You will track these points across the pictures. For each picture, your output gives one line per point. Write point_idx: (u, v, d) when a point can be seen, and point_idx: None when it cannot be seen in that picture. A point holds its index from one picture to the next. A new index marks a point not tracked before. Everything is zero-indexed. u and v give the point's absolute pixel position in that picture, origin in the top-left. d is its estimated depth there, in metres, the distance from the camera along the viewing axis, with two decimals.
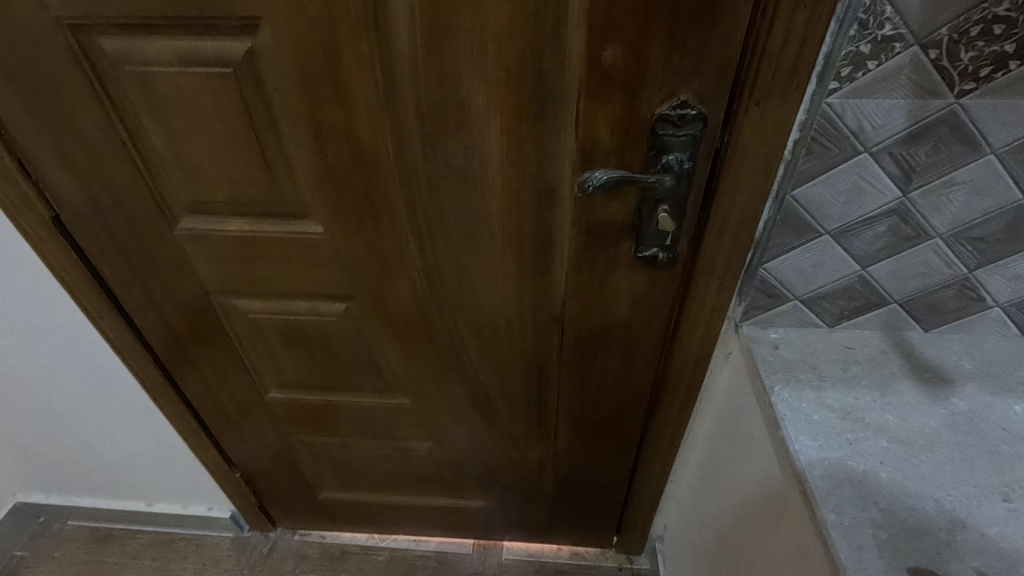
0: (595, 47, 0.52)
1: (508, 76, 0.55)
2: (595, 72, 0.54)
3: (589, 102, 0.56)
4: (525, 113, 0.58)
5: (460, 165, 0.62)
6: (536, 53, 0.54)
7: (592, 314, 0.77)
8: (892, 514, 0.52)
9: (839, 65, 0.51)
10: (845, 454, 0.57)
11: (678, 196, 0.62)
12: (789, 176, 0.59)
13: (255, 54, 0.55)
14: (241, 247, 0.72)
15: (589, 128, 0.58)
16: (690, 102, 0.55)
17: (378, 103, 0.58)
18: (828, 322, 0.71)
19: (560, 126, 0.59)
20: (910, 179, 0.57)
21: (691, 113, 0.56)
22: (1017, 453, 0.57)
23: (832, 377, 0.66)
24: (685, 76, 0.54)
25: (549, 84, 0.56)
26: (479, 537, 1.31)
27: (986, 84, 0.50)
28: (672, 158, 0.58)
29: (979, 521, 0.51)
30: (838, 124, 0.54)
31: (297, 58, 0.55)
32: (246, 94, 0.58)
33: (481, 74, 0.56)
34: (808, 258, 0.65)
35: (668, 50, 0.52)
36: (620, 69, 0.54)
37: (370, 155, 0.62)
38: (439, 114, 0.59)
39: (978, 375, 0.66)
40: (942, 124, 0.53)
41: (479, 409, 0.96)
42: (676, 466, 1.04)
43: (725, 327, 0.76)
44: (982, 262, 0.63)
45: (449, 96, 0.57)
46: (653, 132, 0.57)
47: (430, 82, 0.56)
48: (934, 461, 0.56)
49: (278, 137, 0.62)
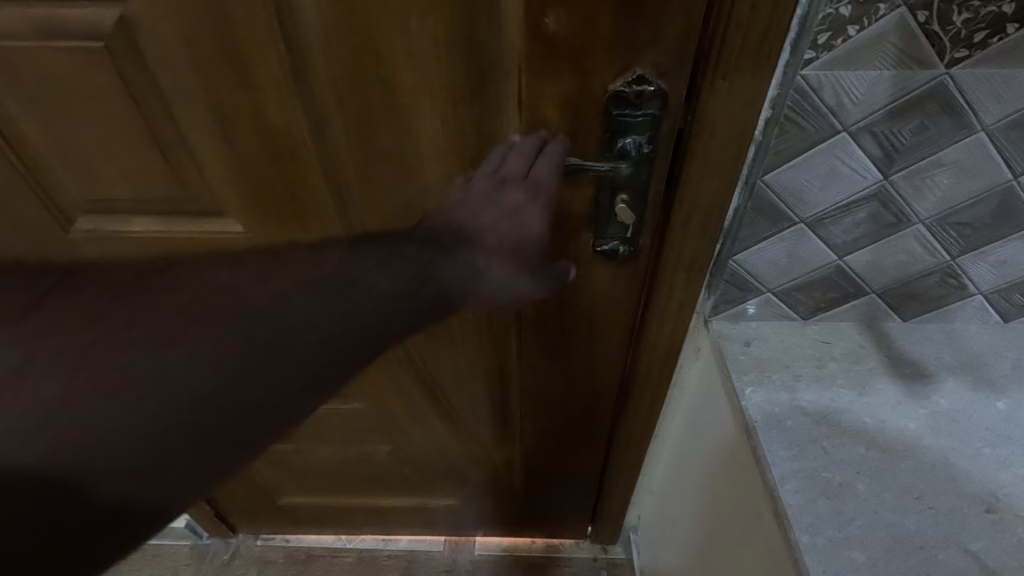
0: (535, 13, 0.44)
1: (437, 48, 0.47)
2: (537, 42, 0.46)
3: (531, 77, 0.48)
4: (461, 92, 0.50)
5: (391, 153, 0.54)
6: (467, 20, 0.45)
7: (551, 312, 0.70)
8: (870, 532, 0.48)
9: (815, 31, 0.44)
10: (820, 465, 0.53)
11: (639, 186, 0.54)
12: (760, 159, 0.52)
13: (130, 26, 0.46)
14: (151, 249, 0.64)
15: (534, 109, 0.50)
16: (649, 77, 0.47)
17: (287, 83, 0.49)
18: (803, 315, 0.66)
19: (501, 107, 0.51)
20: (892, 161, 0.51)
21: (649, 91, 0.47)
22: (1000, 456, 0.53)
23: (807, 377, 0.61)
24: (640, 46, 0.46)
25: (486, 57, 0.47)
26: (450, 534, 1.27)
27: (981, 51, 0.44)
28: (629, 143, 0.50)
29: (962, 536, 0.47)
30: (814, 100, 0.48)
31: (183, 30, 0.46)
32: (128, 74, 0.49)
33: (405, 46, 0.47)
34: (782, 249, 0.59)
35: (620, 16, 0.44)
36: (568, 39, 0.45)
37: (285, 143, 0.53)
38: (361, 94, 0.50)
39: (959, 368, 0.61)
40: (929, 98, 0.47)
41: (437, 411, 0.90)
42: (648, 460, 1.00)
43: (694, 323, 0.71)
44: (967, 249, 0.58)
45: (369, 72, 0.48)
46: (607, 111, 0.49)
47: (346, 56, 0.48)
48: (914, 469, 0.52)
49: (175, 126, 0.53)
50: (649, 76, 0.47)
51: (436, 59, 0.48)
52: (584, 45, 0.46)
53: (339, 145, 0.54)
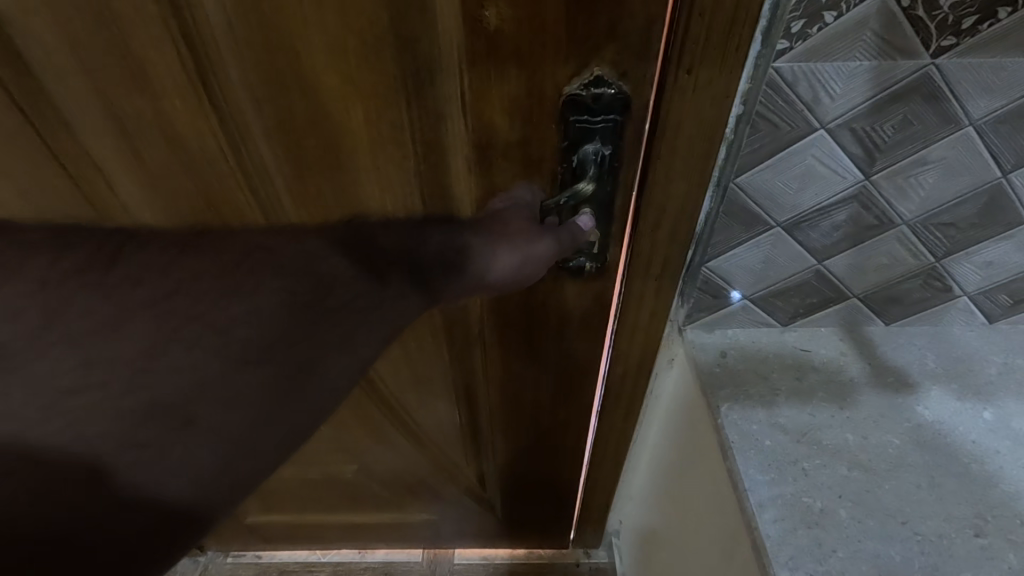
0: (473, 4, 0.38)
1: (361, 45, 0.41)
2: (477, 37, 0.40)
3: (474, 77, 0.42)
4: (396, 95, 0.44)
5: (320, 162, 0.48)
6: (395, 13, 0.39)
7: (515, 328, 0.65)
8: (852, 565, 0.44)
9: (788, 18, 0.39)
10: (800, 489, 0.49)
11: (603, 198, 0.49)
12: (732, 161, 0.48)
13: (2, 24, 0.40)
14: None
15: (480, 114, 0.44)
16: (606, 77, 0.42)
17: (193, 83, 0.43)
18: (782, 321, 0.62)
19: (443, 112, 0.45)
20: (874, 160, 0.47)
21: (608, 93, 0.42)
22: (988, 473, 0.50)
23: (785, 390, 0.57)
24: (597, 42, 0.40)
25: (421, 56, 0.41)
26: (428, 546, 1.23)
27: (969, 39, 0.40)
28: (590, 150, 0.45)
29: (949, 567, 0.44)
30: (788, 94, 0.43)
31: (65, 29, 0.40)
32: (9, 80, 0.43)
33: (323, 42, 0.41)
34: (757, 255, 0.55)
35: (571, 10, 0.38)
36: (513, 33, 0.40)
37: (203, 154, 0.48)
38: (280, 98, 0.44)
39: (943, 375, 0.58)
40: (914, 91, 0.42)
41: (404, 429, 0.85)
42: (628, 466, 0.96)
43: (668, 332, 0.67)
44: (952, 250, 0.54)
45: (285, 72, 0.42)
46: (562, 117, 0.44)
47: (256, 53, 0.41)
48: (899, 491, 0.49)
49: (71, 134, 0.47)
50: (607, 76, 0.42)
51: (363, 58, 0.42)
52: (532, 41, 0.40)
53: (265, 155, 0.48)
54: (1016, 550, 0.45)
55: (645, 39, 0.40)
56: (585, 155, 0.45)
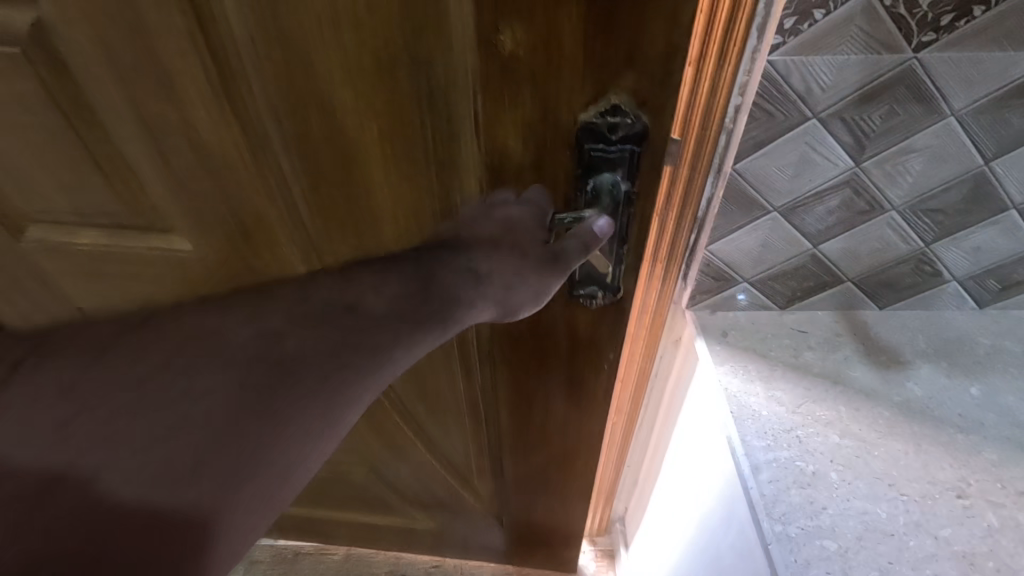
0: (486, 30, 0.35)
1: (376, 64, 0.38)
2: (490, 64, 0.37)
3: (487, 102, 0.39)
4: (411, 117, 0.41)
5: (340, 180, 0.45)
6: (413, 32, 0.36)
7: (524, 356, 0.61)
8: (841, 521, 0.47)
9: (781, 15, 0.43)
10: (794, 454, 0.52)
11: (621, 229, 0.44)
12: (731, 148, 0.52)
13: (48, 29, 0.39)
14: (97, 261, 0.56)
15: (493, 139, 0.41)
16: (623, 106, 0.38)
17: (213, 92, 0.40)
18: (780, 304, 0.66)
19: (456, 135, 0.42)
20: (863, 147, 0.51)
21: (625, 122, 0.38)
22: (972, 442, 0.53)
23: (781, 365, 0.61)
24: (614, 69, 0.36)
25: (436, 75, 0.38)
26: (435, 558, 1.23)
27: (948, 35, 0.43)
28: (605, 180, 0.41)
29: (932, 523, 0.47)
30: (782, 86, 0.47)
31: (100, 35, 0.38)
32: (52, 87, 0.42)
33: (342, 58, 0.38)
34: (756, 238, 0.59)
35: (585, 40, 0.35)
36: (530, 58, 0.36)
37: (220, 170, 0.46)
38: (299, 112, 0.41)
39: (933, 354, 0.61)
40: (898, 83, 0.46)
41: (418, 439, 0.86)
42: (634, 451, 1.00)
43: (672, 314, 0.70)
44: (940, 235, 0.58)
45: (303, 88, 0.40)
46: (577, 144, 0.40)
47: (276, 66, 0.39)
48: (887, 457, 0.52)
49: (107, 141, 0.45)
50: (625, 105, 0.38)
51: (377, 79, 0.39)
52: (549, 66, 0.37)
53: (280, 175, 0.46)
54: (996, 510, 0.48)
55: (669, 63, 0.36)
56: (601, 185, 0.41)
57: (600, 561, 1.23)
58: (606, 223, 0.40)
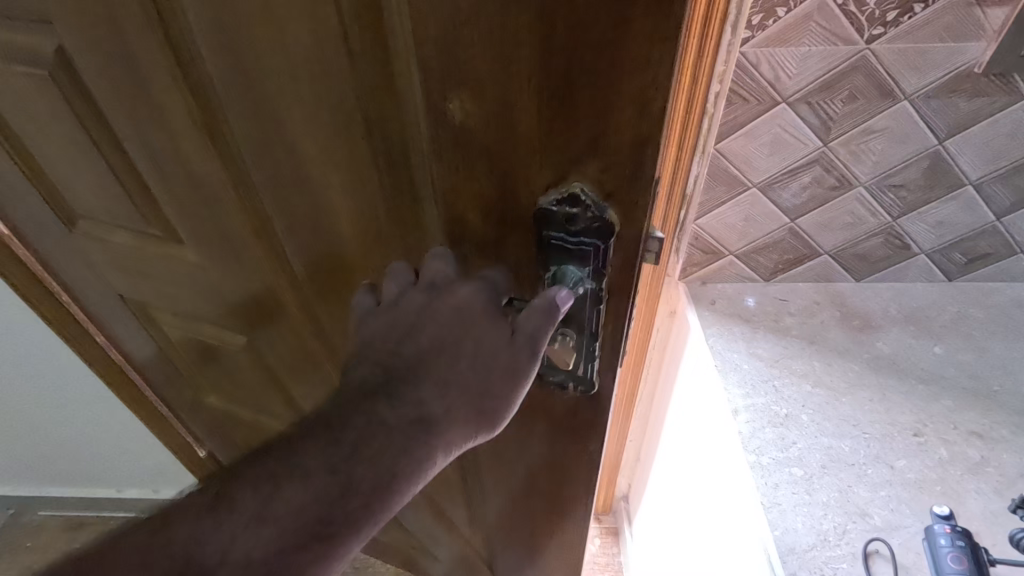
0: (434, 97, 0.28)
1: (334, 119, 0.32)
2: (442, 136, 0.29)
3: (443, 170, 0.31)
4: (372, 202, 0.36)
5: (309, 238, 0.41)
6: (373, 107, 0.31)
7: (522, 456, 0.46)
8: (809, 453, 0.54)
9: (749, 13, 0.51)
10: (770, 399, 0.59)
11: (591, 325, 0.34)
12: (713, 130, 0.59)
13: (69, 58, 0.38)
14: (135, 259, 0.54)
15: (450, 202, 0.32)
16: (588, 192, 0.30)
17: (197, 128, 0.38)
18: (764, 276, 0.72)
19: (421, 184, 0.33)
20: (829, 129, 0.58)
21: (588, 217, 0.30)
22: (932, 392, 0.59)
23: (763, 328, 0.68)
24: (575, 158, 0.29)
25: (392, 135, 0.32)
26: None
27: (894, 29, 0.51)
28: (565, 274, 0.32)
29: (890, 455, 0.53)
30: (754, 74, 0.55)
31: (105, 65, 0.37)
32: (81, 115, 0.41)
33: (305, 113, 0.33)
34: (739, 213, 0.66)
35: (546, 115, 0.27)
36: (491, 127, 0.28)
37: (222, 227, 0.44)
38: (273, 160, 0.37)
39: (902, 319, 0.67)
40: (855, 71, 0.53)
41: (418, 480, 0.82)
42: (635, 426, 1.07)
43: (668, 287, 0.78)
44: (905, 210, 0.64)
45: (272, 136, 0.35)
46: (536, 231, 0.32)
47: (248, 113, 0.35)
48: (854, 403, 0.58)
49: (123, 156, 0.44)
50: (590, 191, 0.30)
51: (341, 160, 0.34)
52: (503, 144, 0.29)
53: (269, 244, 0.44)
54: (947, 446, 0.54)
55: (638, 161, 0.28)
56: (561, 279, 0.32)
57: (605, 537, 1.30)
58: (568, 291, 0.31)
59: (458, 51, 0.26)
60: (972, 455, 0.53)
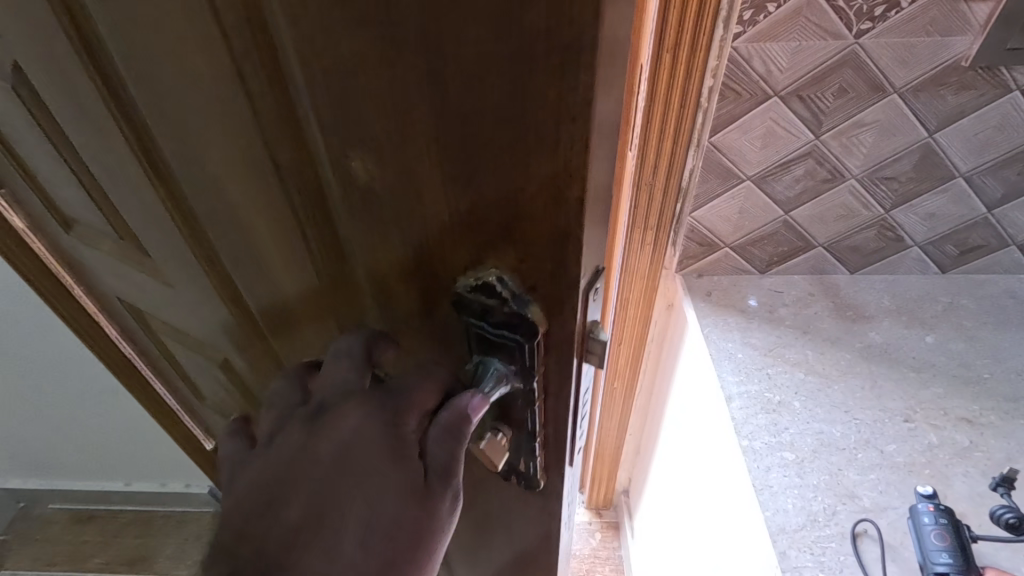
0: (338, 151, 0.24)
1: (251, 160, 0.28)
2: (351, 192, 0.26)
3: (358, 226, 0.27)
4: (308, 259, 0.31)
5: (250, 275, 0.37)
6: (288, 156, 0.26)
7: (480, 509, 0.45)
8: (801, 439, 0.55)
9: (740, 8, 0.52)
10: (763, 386, 0.61)
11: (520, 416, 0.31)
12: (707, 123, 0.61)
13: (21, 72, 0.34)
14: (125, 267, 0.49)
15: (370, 261, 0.29)
16: (506, 281, 0.26)
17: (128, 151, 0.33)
18: (759, 268, 0.74)
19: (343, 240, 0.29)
20: (821, 122, 0.59)
21: (510, 315, 0.27)
22: (922, 379, 0.60)
23: (758, 319, 0.69)
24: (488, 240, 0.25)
25: (310, 184, 0.27)
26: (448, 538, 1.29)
27: (882, 23, 0.52)
28: (486, 369, 0.28)
29: (880, 440, 0.55)
30: (746, 68, 0.56)
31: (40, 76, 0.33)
32: (56, 138, 0.38)
33: (224, 151, 0.28)
34: (733, 205, 0.68)
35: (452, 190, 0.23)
36: (397, 187, 0.24)
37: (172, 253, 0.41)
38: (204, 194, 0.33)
39: (894, 310, 0.68)
40: (844, 65, 0.55)
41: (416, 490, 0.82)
42: (634, 420, 1.08)
43: (666, 279, 0.79)
44: (897, 203, 0.65)
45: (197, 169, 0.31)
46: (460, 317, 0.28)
47: (173, 142, 0.30)
48: (846, 390, 0.60)
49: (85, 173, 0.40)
50: (509, 281, 0.26)
51: (270, 210, 0.30)
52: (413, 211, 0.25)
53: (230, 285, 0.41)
54: (936, 432, 0.55)
55: (560, 252, 0.24)
56: (482, 375, 0.29)
57: (606, 531, 1.32)
58: (483, 395, 0.28)
59: (351, 102, 0.22)
60: (960, 440, 0.54)
